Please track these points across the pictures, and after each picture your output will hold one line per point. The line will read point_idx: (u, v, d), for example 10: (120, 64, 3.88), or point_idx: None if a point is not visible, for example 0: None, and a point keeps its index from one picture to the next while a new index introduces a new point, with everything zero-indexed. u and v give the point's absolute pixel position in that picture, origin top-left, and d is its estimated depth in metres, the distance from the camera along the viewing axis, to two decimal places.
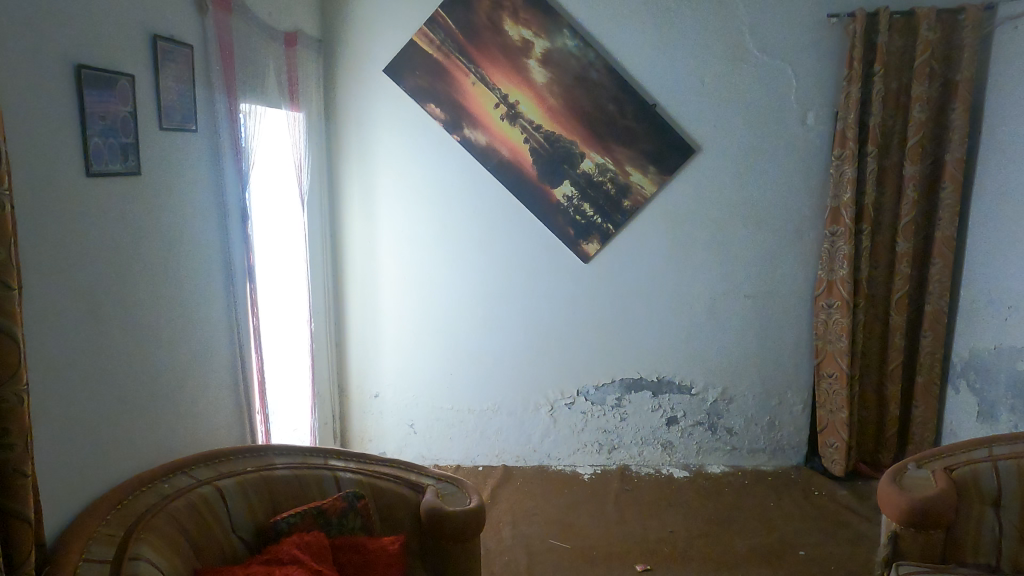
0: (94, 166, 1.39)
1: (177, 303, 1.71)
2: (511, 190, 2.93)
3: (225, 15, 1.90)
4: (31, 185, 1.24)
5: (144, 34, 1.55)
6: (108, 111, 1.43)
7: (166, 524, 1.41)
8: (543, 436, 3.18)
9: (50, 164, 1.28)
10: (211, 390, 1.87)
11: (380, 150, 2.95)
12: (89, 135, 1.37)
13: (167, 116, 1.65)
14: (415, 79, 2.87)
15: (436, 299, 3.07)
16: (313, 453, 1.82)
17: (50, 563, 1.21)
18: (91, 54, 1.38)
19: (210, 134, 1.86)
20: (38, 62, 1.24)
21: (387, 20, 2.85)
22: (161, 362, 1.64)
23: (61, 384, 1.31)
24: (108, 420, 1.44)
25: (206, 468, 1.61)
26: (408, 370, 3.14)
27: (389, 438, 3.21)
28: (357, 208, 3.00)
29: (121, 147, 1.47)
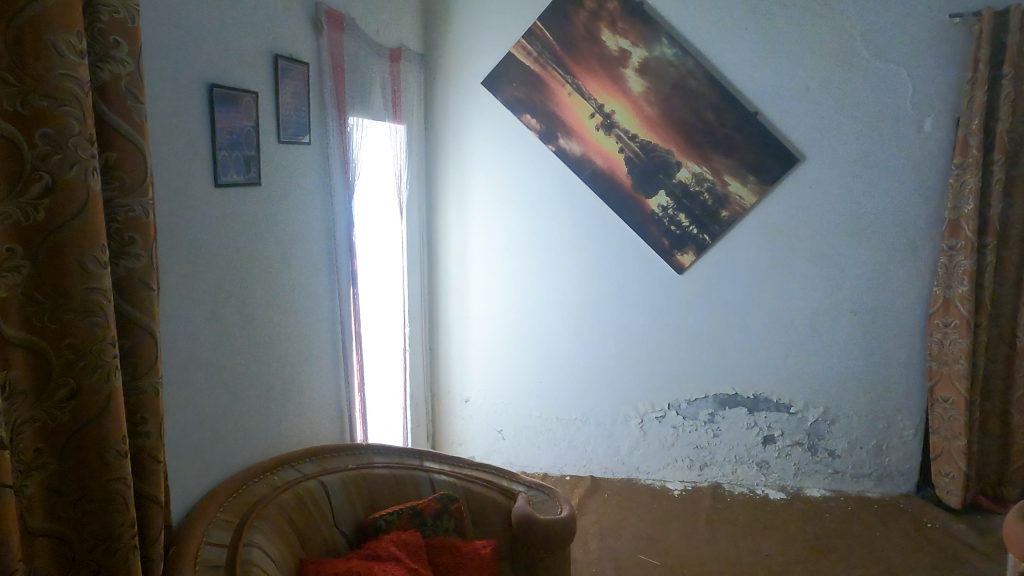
0: (221, 177, 1.50)
1: (289, 304, 1.81)
2: (605, 200, 2.93)
3: (338, 33, 2.00)
4: (169, 194, 1.35)
5: (267, 53, 1.66)
6: (235, 126, 1.54)
7: (276, 514, 1.50)
8: (632, 449, 3.13)
9: (185, 175, 1.39)
10: (316, 388, 1.97)
11: (476, 160, 3.02)
12: (217, 149, 1.48)
13: (284, 129, 1.75)
14: (512, 91, 2.92)
15: (527, 307, 3.10)
16: (410, 455, 1.89)
17: (176, 543, 1.31)
18: (222, 74, 1.49)
19: (321, 147, 1.97)
20: (177, 81, 1.35)
21: (485, 33, 2.91)
22: (273, 359, 1.74)
23: (188, 378, 1.42)
24: (226, 412, 1.55)
25: (311, 464, 1.70)
26: (499, 376, 3.19)
27: (478, 443, 3.26)
28: (452, 216, 3.08)
29: (243, 158, 1.58)
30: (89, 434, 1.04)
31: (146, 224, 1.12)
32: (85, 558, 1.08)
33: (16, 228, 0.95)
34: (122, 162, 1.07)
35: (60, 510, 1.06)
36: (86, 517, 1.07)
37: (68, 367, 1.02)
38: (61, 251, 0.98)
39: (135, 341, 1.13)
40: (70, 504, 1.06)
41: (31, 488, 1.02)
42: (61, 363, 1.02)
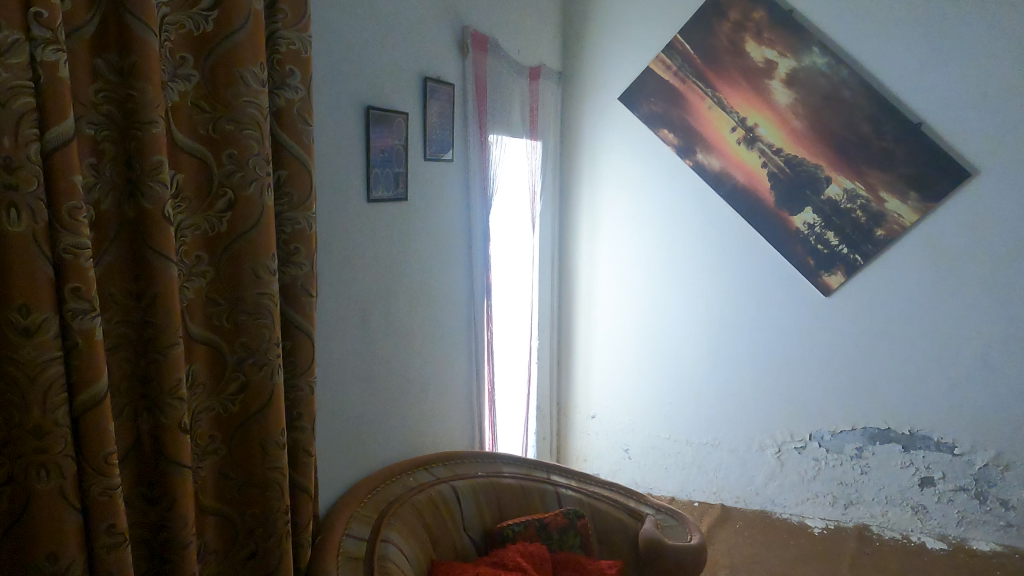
0: (373, 191, 1.60)
1: (428, 314, 1.90)
2: (745, 216, 2.81)
3: (482, 55, 2.08)
4: (328, 208, 1.46)
5: (417, 77, 1.76)
6: (388, 145, 1.64)
7: (411, 514, 1.57)
8: (767, 479, 2.96)
9: (343, 191, 1.50)
10: (450, 395, 2.04)
11: (610, 175, 3.01)
12: (371, 166, 1.58)
13: (430, 147, 1.85)
14: (649, 106, 2.89)
15: (658, 325, 3.03)
16: (538, 467, 1.91)
17: (322, 532, 1.41)
18: (378, 97, 1.60)
19: (463, 164, 2.06)
20: (339, 105, 1.47)
21: (624, 49, 2.91)
22: (413, 365, 1.83)
23: (338, 379, 1.52)
24: (368, 412, 1.64)
25: (444, 468, 1.77)
26: (627, 394, 3.14)
27: (603, 460, 3.22)
28: (584, 231, 3.09)
29: (393, 175, 1.68)
30: (254, 425, 1.15)
31: (308, 234, 1.22)
32: (245, 538, 1.19)
33: (204, 237, 1.08)
34: (291, 179, 1.18)
35: (227, 492, 1.17)
36: (248, 501, 1.18)
37: (240, 363, 1.13)
38: (238, 259, 1.09)
39: (296, 342, 1.24)
40: (236, 488, 1.17)
41: (205, 470, 1.14)
42: (235, 359, 1.13)
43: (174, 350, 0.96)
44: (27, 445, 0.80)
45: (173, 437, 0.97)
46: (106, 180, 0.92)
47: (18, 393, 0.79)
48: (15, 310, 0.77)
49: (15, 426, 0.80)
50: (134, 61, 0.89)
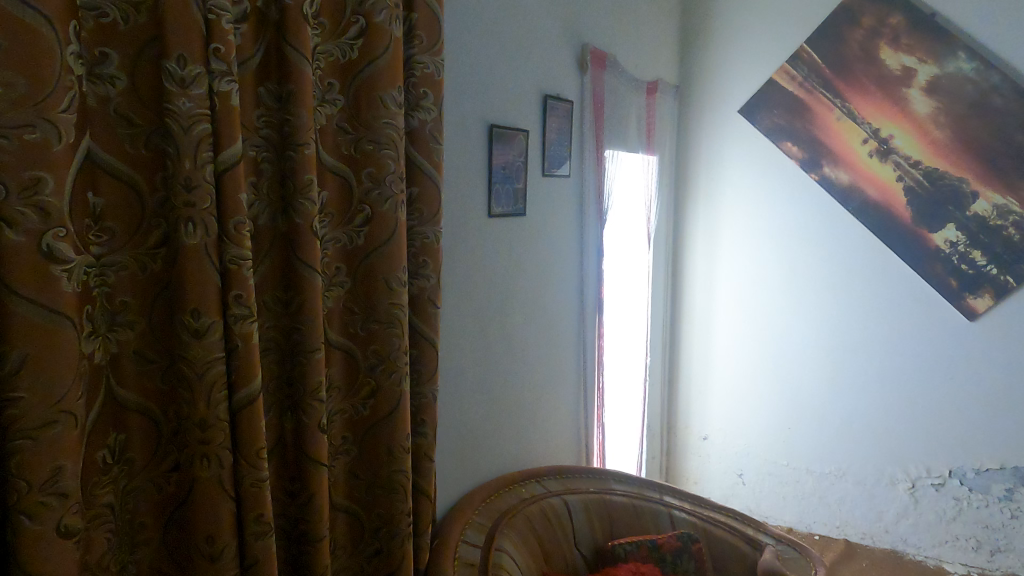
0: (494, 207, 1.64)
1: (542, 327, 1.93)
2: (877, 233, 2.64)
3: (601, 71, 2.09)
4: (452, 223, 1.52)
5: (538, 94, 1.80)
6: (508, 161, 1.68)
7: (523, 525, 1.58)
8: (899, 517, 2.74)
9: (466, 206, 1.55)
10: (560, 408, 2.06)
11: (728, 190, 2.93)
12: (493, 183, 1.63)
13: (548, 164, 1.88)
14: (772, 118, 2.79)
15: (777, 345, 2.91)
16: (650, 487, 1.88)
17: (439, 537, 1.45)
18: (501, 115, 1.65)
19: (579, 179, 2.07)
20: (465, 123, 1.53)
21: (746, 60, 2.83)
22: (527, 377, 1.86)
23: (458, 388, 1.58)
24: (483, 422, 1.68)
25: (556, 482, 1.78)
26: (742, 416, 3.02)
27: (715, 483, 3.10)
28: (699, 247, 3.02)
29: (514, 191, 1.72)
30: (382, 429, 1.21)
31: (434, 248, 1.27)
32: (371, 536, 1.25)
33: (344, 250, 1.15)
34: (422, 196, 1.24)
35: (356, 491, 1.24)
36: (375, 501, 1.24)
37: (371, 369, 1.20)
38: (373, 271, 1.16)
39: (422, 351, 1.29)
40: (364, 488, 1.24)
41: (338, 469, 1.21)
42: (367, 365, 1.20)
43: (316, 355, 1.03)
44: (193, 436, 0.89)
45: (312, 436, 1.04)
46: (264, 198, 1.01)
47: (188, 388, 0.88)
48: (188, 314, 0.86)
49: (184, 418, 0.89)
50: (292, 88, 0.97)
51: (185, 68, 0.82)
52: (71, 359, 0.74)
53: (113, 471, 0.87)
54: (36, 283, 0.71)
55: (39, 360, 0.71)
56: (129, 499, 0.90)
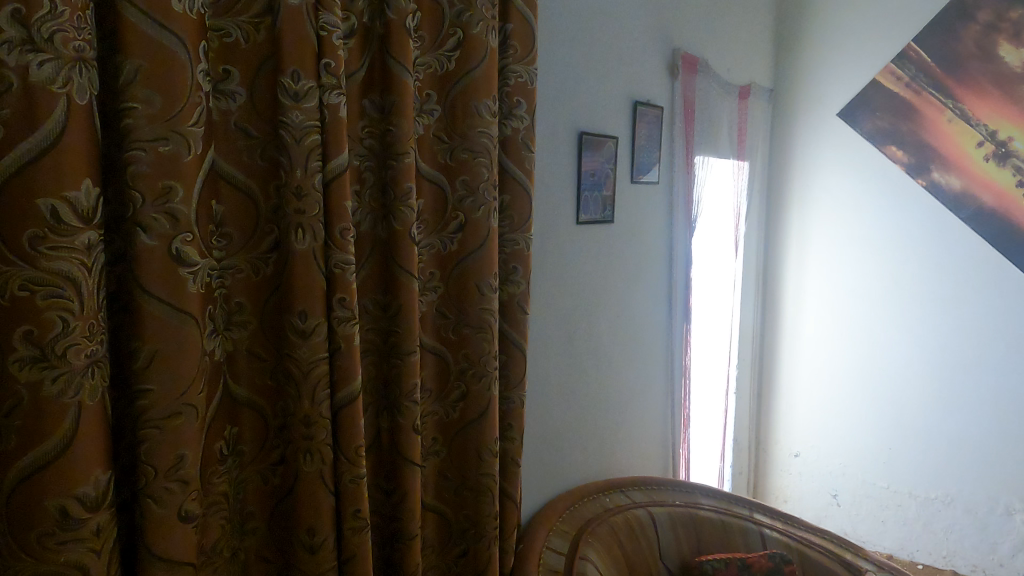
0: (582, 214, 1.64)
1: (629, 335, 1.91)
2: (993, 243, 2.46)
3: (692, 76, 2.05)
4: (542, 230, 1.53)
5: (628, 101, 1.79)
6: (598, 168, 1.68)
7: (608, 534, 1.57)
8: (1015, 549, 2.53)
9: (555, 213, 1.56)
10: (645, 418, 2.03)
11: (825, 196, 2.80)
12: (582, 190, 1.63)
13: (637, 170, 1.86)
14: (874, 121, 2.65)
15: (877, 360, 2.75)
16: (739, 503, 1.82)
17: (524, 542, 1.46)
18: (591, 122, 1.65)
19: (669, 186, 2.04)
20: (556, 131, 1.54)
21: (846, 61, 2.70)
22: (613, 386, 1.84)
23: (544, 394, 1.58)
24: (569, 429, 1.68)
25: (641, 493, 1.75)
26: (838, 434, 2.87)
27: (807, 504, 2.96)
28: (792, 256, 2.91)
29: (602, 198, 1.71)
30: (472, 432, 1.23)
31: (524, 254, 1.28)
32: (459, 537, 1.27)
33: (438, 256, 1.19)
34: (513, 203, 1.26)
35: (445, 492, 1.26)
36: (463, 502, 1.26)
37: (462, 373, 1.22)
38: (465, 276, 1.18)
39: (510, 356, 1.30)
40: (453, 489, 1.26)
41: (429, 470, 1.24)
42: (458, 369, 1.22)
43: (412, 357, 1.06)
44: (298, 432, 0.93)
45: (407, 436, 1.07)
46: (366, 206, 1.06)
47: (294, 386, 0.92)
48: (296, 315, 0.90)
49: (291, 414, 0.94)
50: (394, 99, 1.01)
51: (299, 82, 0.87)
52: (193, 355, 0.79)
53: (227, 462, 0.92)
54: (165, 284, 0.76)
55: (167, 355, 0.77)
56: (239, 489, 0.95)
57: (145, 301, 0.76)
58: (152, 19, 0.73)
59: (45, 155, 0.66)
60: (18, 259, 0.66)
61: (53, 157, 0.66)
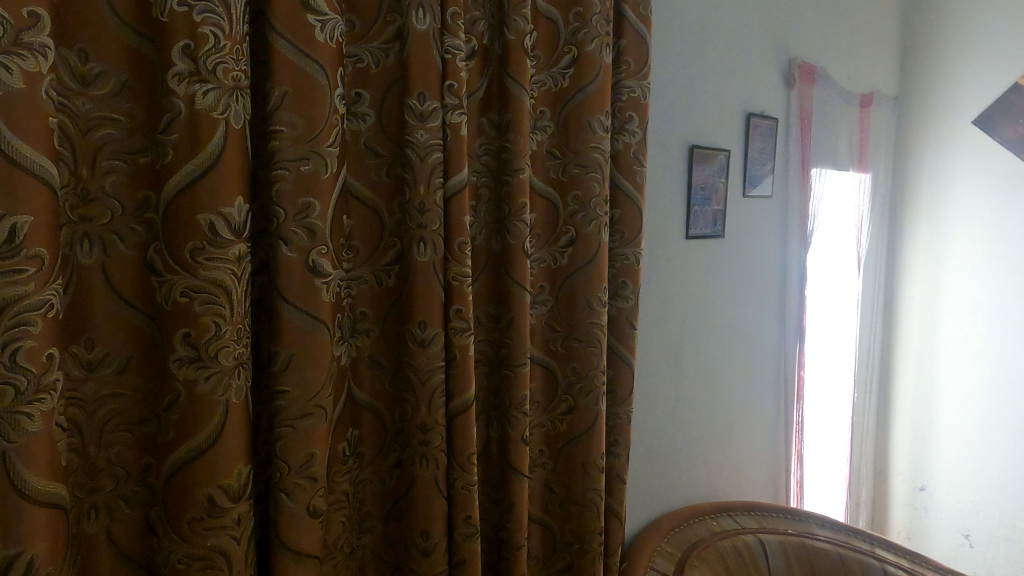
0: (692, 229, 1.61)
1: (740, 354, 1.85)
2: None
3: (809, 85, 1.97)
4: (651, 246, 1.52)
5: (741, 113, 1.74)
6: (708, 183, 1.64)
7: (714, 559, 1.52)
8: None
9: (665, 227, 1.54)
10: (755, 441, 1.96)
11: (956, 210, 2.61)
12: (692, 205, 1.60)
13: (749, 185, 1.81)
14: (1016, 128, 2.41)
15: (1016, 387, 2.49)
16: (860, 537, 1.71)
17: (626, 561, 1.44)
18: (702, 135, 1.62)
19: (783, 199, 1.97)
20: (666, 145, 1.52)
21: (982, 64, 2.50)
22: (721, 406, 1.80)
23: (651, 411, 1.56)
24: (675, 448, 1.65)
25: (750, 518, 1.69)
26: (972, 467, 2.63)
27: (935, 542, 2.72)
28: (919, 275, 2.74)
29: (712, 213, 1.67)
30: (578, 446, 1.23)
31: (633, 268, 1.27)
32: (563, 550, 1.27)
33: (548, 270, 1.20)
34: (623, 218, 1.26)
35: (550, 504, 1.27)
36: (568, 516, 1.26)
37: (569, 387, 1.23)
38: (575, 289, 1.19)
39: (618, 371, 1.30)
40: (558, 501, 1.27)
41: (536, 481, 1.26)
42: (566, 383, 1.23)
43: (522, 370, 1.08)
44: (415, 437, 0.97)
45: (515, 447, 1.09)
46: (482, 220, 1.09)
47: (412, 393, 0.96)
48: (416, 325, 0.94)
49: (408, 420, 0.98)
50: (511, 117, 1.04)
51: (424, 103, 0.91)
52: (324, 361, 0.84)
53: (349, 462, 0.98)
54: (302, 293, 0.82)
55: (302, 360, 0.82)
56: (360, 489, 1.00)
57: (284, 308, 0.82)
58: (298, 49, 0.79)
59: (206, 174, 0.73)
60: (180, 268, 0.73)
61: (213, 176, 0.73)
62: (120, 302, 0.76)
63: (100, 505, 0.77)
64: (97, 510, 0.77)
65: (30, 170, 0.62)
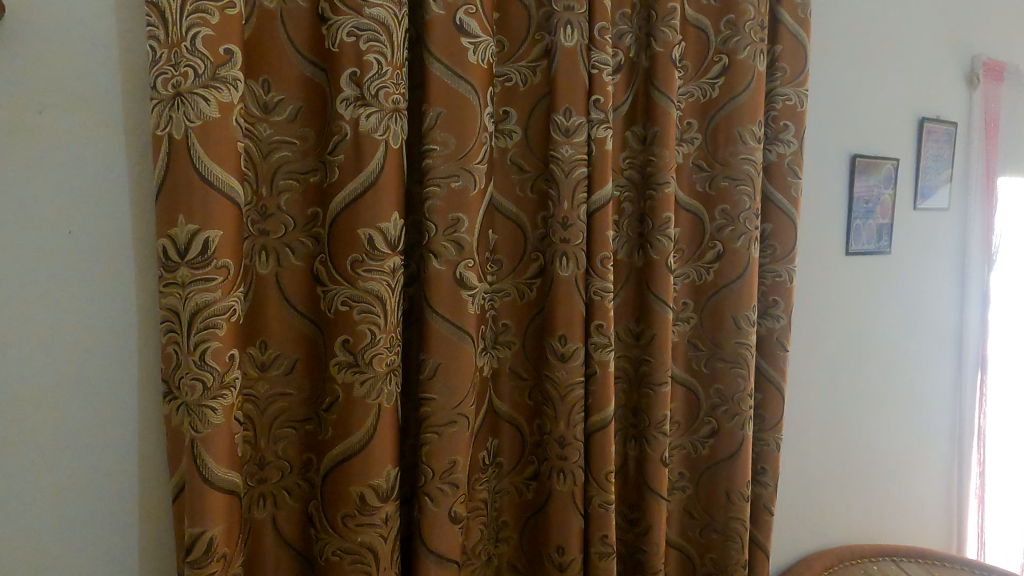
0: (852, 245, 1.49)
1: (907, 383, 1.68)
2: None
3: (996, 84, 1.76)
4: (806, 262, 1.42)
5: (912, 118, 1.59)
6: (873, 194, 1.51)
7: None
8: None
9: (823, 243, 1.44)
10: (923, 480, 1.77)
11: None
12: (853, 219, 1.48)
13: (921, 196, 1.64)
14: None
15: None
16: None
17: None
18: (867, 143, 1.50)
19: (962, 212, 1.77)
20: (825, 155, 1.42)
21: None
22: (884, 439, 1.64)
23: (803, 440, 1.46)
24: (829, 481, 1.52)
25: (917, 565, 1.51)
26: None
27: None
28: None
29: (877, 228, 1.54)
30: (721, 471, 1.17)
31: (786, 286, 1.19)
32: None
33: (692, 286, 1.16)
34: (776, 232, 1.19)
35: (690, 530, 1.22)
36: (709, 544, 1.20)
37: (713, 409, 1.18)
38: (722, 307, 1.14)
39: (766, 395, 1.22)
40: (699, 528, 1.21)
41: (674, 504, 1.21)
42: (709, 404, 1.18)
43: (663, 389, 1.05)
44: (553, 451, 0.97)
45: (654, 468, 1.06)
46: (624, 234, 1.08)
47: (552, 407, 0.96)
48: (557, 339, 0.95)
49: (547, 433, 0.98)
50: (656, 130, 1.02)
51: (570, 119, 0.92)
52: (468, 372, 0.87)
53: (489, 471, 1.00)
54: (450, 305, 0.85)
55: (448, 368, 0.85)
56: (497, 498, 1.02)
57: (433, 319, 0.85)
58: (451, 71, 0.83)
59: (367, 191, 0.78)
60: (344, 279, 0.79)
61: (372, 192, 0.78)
62: (291, 309, 0.83)
63: (269, 494, 0.85)
64: (266, 499, 0.85)
65: (221, 190, 0.69)
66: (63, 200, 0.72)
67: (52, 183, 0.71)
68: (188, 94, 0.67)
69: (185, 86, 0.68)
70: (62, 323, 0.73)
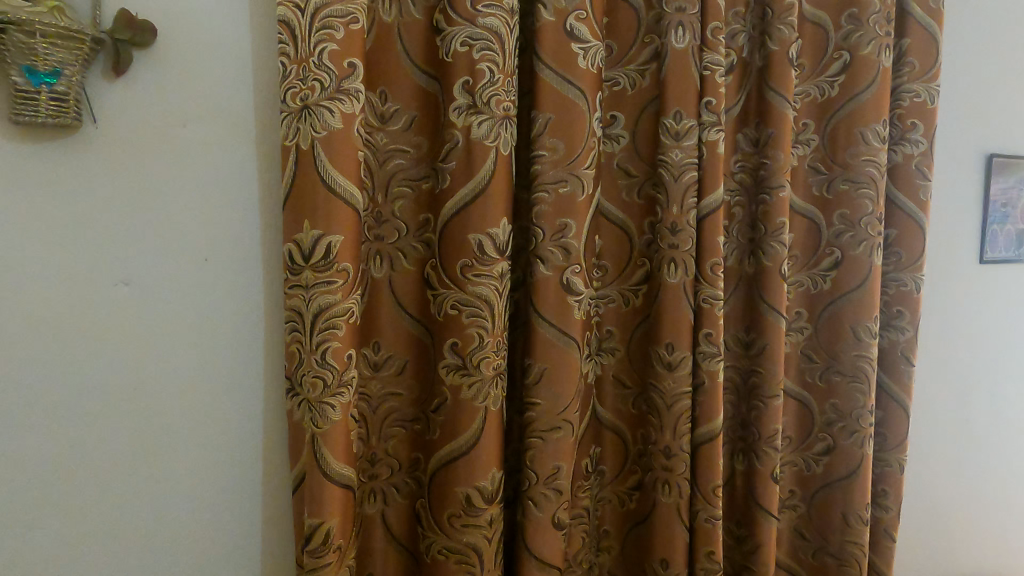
0: (988, 253, 1.37)
1: None
2: None
3: None
4: (934, 271, 1.32)
5: None
6: (1012, 197, 1.38)
7: None
8: None
9: (953, 250, 1.33)
10: None
11: None
12: (989, 223, 1.36)
13: None
14: None
15: None
16: None
17: None
18: (1006, 141, 1.37)
19: None
20: (957, 155, 1.31)
21: None
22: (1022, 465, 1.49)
23: (927, 462, 1.35)
24: (957, 508, 1.41)
25: None
26: None
27: None
28: None
29: (1017, 233, 1.40)
30: (837, 490, 1.10)
31: (912, 296, 1.11)
32: None
33: (807, 294, 1.11)
34: (901, 238, 1.11)
35: (801, 552, 1.16)
36: (823, 568, 1.14)
37: (829, 425, 1.11)
38: (840, 317, 1.07)
39: (889, 412, 1.14)
40: (811, 550, 1.15)
41: (784, 523, 1.15)
42: (825, 420, 1.12)
43: (775, 401, 1.00)
44: (658, 461, 0.95)
45: (764, 484, 1.01)
46: (734, 240, 1.04)
47: (657, 416, 0.94)
48: (663, 347, 0.93)
49: (651, 443, 0.96)
50: (771, 131, 0.98)
51: (680, 122, 0.90)
52: (573, 378, 0.86)
53: (591, 478, 0.99)
54: (557, 310, 0.85)
55: (554, 374, 0.85)
56: (599, 506, 1.01)
57: (539, 323, 0.86)
58: (561, 77, 0.83)
59: (478, 197, 0.79)
60: (454, 283, 0.81)
61: (483, 199, 0.79)
62: (403, 312, 0.86)
63: (380, 490, 0.88)
64: (376, 494, 0.88)
65: (342, 197, 0.72)
66: (202, 208, 0.78)
67: (192, 192, 0.77)
68: (314, 107, 0.71)
69: (312, 99, 0.71)
70: (199, 321, 0.79)
